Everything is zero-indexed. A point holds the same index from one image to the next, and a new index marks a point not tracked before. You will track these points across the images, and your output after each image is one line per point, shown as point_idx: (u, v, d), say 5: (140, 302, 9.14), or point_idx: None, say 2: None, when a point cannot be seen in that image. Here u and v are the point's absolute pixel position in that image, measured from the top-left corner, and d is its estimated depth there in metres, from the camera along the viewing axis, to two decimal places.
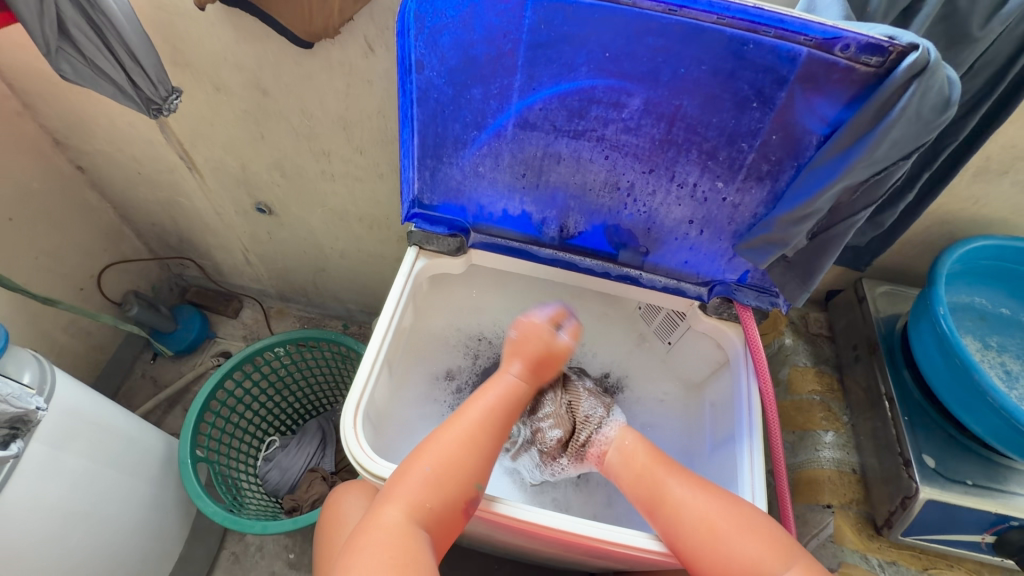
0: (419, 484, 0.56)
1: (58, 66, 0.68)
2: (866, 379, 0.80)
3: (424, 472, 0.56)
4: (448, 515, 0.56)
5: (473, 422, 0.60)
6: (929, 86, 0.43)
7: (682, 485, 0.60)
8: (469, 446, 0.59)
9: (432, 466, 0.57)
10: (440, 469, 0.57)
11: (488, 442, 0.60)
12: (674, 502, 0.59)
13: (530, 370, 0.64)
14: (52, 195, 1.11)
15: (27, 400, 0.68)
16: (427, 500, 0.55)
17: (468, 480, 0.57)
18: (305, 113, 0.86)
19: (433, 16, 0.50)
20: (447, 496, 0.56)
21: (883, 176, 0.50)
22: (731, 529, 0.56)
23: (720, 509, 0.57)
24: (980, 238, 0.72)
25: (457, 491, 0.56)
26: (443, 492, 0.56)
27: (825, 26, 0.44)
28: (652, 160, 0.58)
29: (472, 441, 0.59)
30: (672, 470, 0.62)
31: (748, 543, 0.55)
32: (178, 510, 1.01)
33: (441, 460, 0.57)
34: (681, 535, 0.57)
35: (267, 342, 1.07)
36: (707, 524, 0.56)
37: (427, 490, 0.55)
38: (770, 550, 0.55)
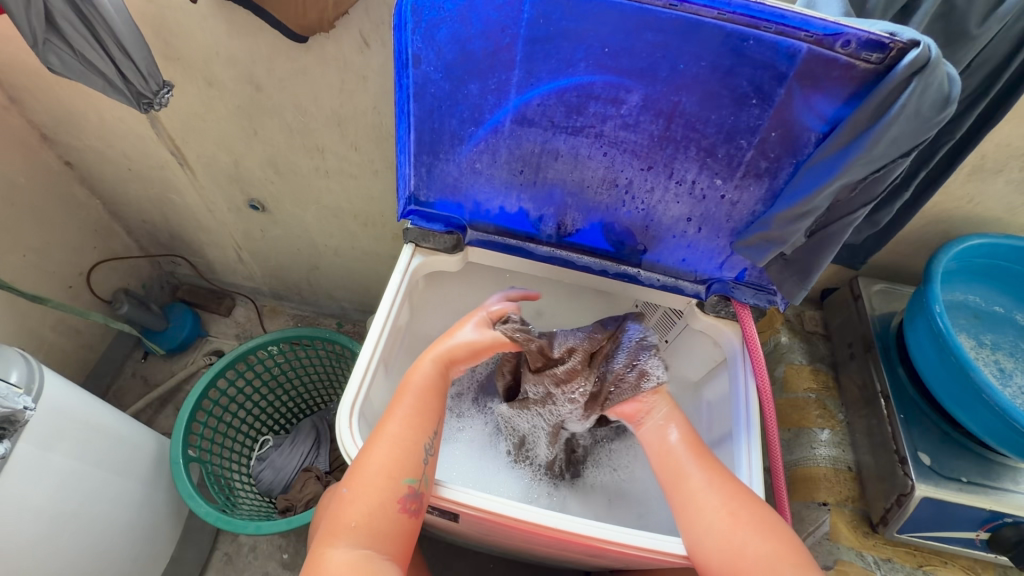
0: (344, 508, 0.54)
1: (46, 58, 0.66)
2: (862, 377, 0.80)
3: (344, 495, 0.54)
4: (381, 522, 0.53)
5: (398, 420, 0.58)
6: (929, 83, 0.43)
7: (706, 473, 0.58)
8: (393, 445, 0.56)
9: (348, 486, 0.55)
10: (355, 487, 0.55)
11: (412, 434, 0.58)
12: (693, 484, 0.58)
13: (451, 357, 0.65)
14: (40, 191, 1.09)
15: (15, 399, 0.67)
16: (356, 519, 0.53)
17: (395, 480, 0.55)
18: (299, 108, 0.85)
19: (430, 9, 0.50)
20: (381, 505, 0.54)
21: (883, 174, 0.49)
22: (748, 521, 0.54)
23: (741, 501, 0.55)
24: (975, 237, 0.72)
25: (387, 492, 0.54)
26: (372, 505, 0.54)
27: (826, 22, 0.43)
28: (650, 157, 0.58)
29: (396, 441, 0.57)
30: (701, 460, 0.60)
31: (760, 539, 0.53)
32: (169, 510, 1.00)
33: (364, 475, 0.55)
34: (698, 521, 0.55)
35: (261, 340, 1.06)
36: (727, 512, 0.55)
37: (355, 508, 0.54)
38: (781, 551, 0.52)
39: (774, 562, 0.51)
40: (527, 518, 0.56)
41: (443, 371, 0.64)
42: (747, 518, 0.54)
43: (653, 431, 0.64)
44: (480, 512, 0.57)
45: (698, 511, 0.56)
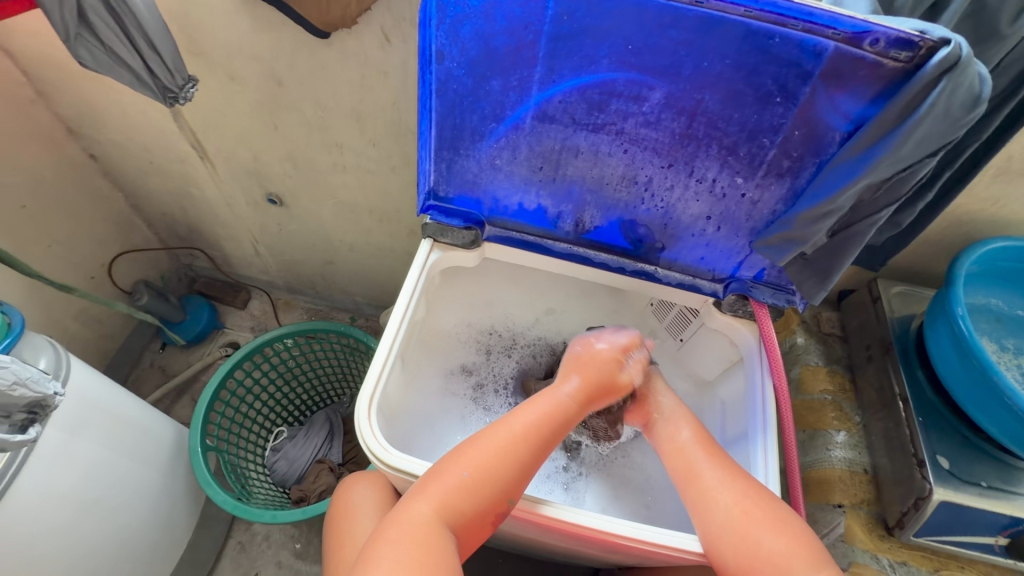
0: (454, 489, 0.55)
1: (76, 52, 0.67)
2: (879, 379, 0.80)
3: (461, 478, 0.55)
4: (475, 520, 0.55)
5: (523, 437, 0.59)
6: (959, 82, 0.43)
7: (718, 469, 0.60)
8: (523, 458, 0.58)
9: (471, 471, 0.56)
10: (478, 478, 0.56)
11: (531, 457, 0.59)
12: (706, 483, 0.59)
13: (587, 396, 0.64)
14: (64, 183, 1.12)
15: (45, 385, 0.67)
16: (462, 505, 0.55)
17: (503, 494, 0.56)
18: (319, 104, 0.86)
19: (455, 5, 0.50)
20: (482, 509, 0.55)
21: (908, 174, 0.49)
22: (761, 517, 0.55)
23: (755, 499, 0.56)
24: (999, 239, 0.71)
25: (489, 502, 0.56)
26: (476, 504, 0.55)
27: (856, 20, 0.43)
28: (671, 155, 0.58)
29: (521, 458, 0.58)
30: (713, 456, 0.61)
31: (773, 535, 0.54)
32: (186, 498, 1.02)
33: (482, 471, 0.56)
34: (711, 517, 0.57)
35: (278, 333, 1.08)
36: (739, 509, 0.56)
37: (463, 495, 0.55)
38: (796, 547, 0.53)
39: (787, 558, 0.53)
40: (547, 513, 0.57)
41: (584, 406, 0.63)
42: (760, 515, 0.55)
43: (664, 429, 0.66)
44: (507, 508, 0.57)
45: (710, 504, 0.57)
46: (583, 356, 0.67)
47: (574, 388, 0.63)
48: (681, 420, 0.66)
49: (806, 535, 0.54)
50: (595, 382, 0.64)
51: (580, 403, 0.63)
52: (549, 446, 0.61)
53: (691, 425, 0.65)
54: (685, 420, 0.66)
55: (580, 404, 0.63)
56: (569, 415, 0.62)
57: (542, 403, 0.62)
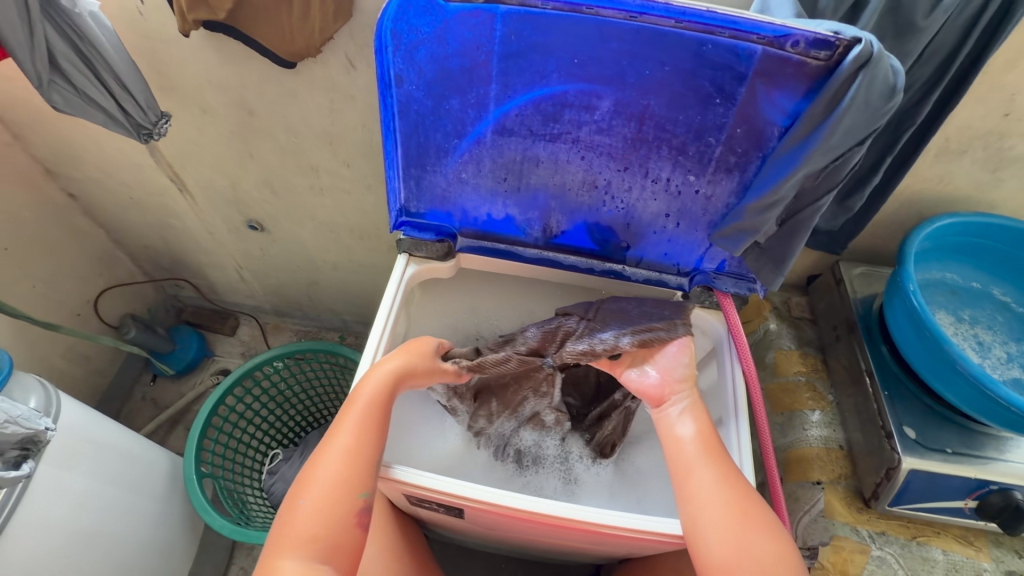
0: (300, 520, 0.54)
1: (50, 98, 0.69)
2: (848, 358, 0.83)
3: (301, 506, 0.55)
4: (343, 536, 0.55)
5: (347, 433, 0.59)
6: (875, 75, 0.46)
7: (716, 470, 0.58)
8: (356, 461, 0.57)
9: (306, 498, 0.56)
10: (313, 502, 0.55)
11: (368, 445, 0.59)
12: (704, 482, 0.57)
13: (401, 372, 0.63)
14: (44, 223, 1.12)
15: (37, 421, 0.69)
16: (319, 530, 0.54)
17: (351, 495, 0.56)
18: (291, 129, 0.89)
19: (408, 32, 0.53)
20: (336, 519, 0.55)
21: (841, 162, 0.52)
22: (756, 520, 0.55)
23: (750, 499, 0.57)
24: (946, 216, 0.75)
25: (343, 507, 0.55)
26: (328, 518, 0.55)
27: (776, 25, 0.47)
28: (625, 158, 0.61)
29: (353, 454, 0.58)
30: (713, 458, 0.59)
31: (765, 541, 0.54)
32: (184, 526, 1.02)
33: (318, 489, 0.56)
34: (707, 517, 0.56)
35: (265, 356, 1.09)
36: (736, 508, 0.56)
37: (311, 521, 0.54)
38: (786, 552, 0.54)
39: (776, 562, 0.53)
40: (529, 509, 0.59)
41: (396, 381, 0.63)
42: (753, 515, 0.55)
43: (667, 421, 0.63)
44: (492, 507, 0.59)
45: (705, 507, 0.56)
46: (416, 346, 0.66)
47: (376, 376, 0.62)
48: (687, 414, 0.62)
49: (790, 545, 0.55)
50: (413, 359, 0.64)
51: (393, 377, 0.62)
52: (389, 413, 0.62)
53: (696, 422, 0.61)
54: (689, 415, 0.62)
55: (394, 377, 0.62)
56: (382, 398, 0.62)
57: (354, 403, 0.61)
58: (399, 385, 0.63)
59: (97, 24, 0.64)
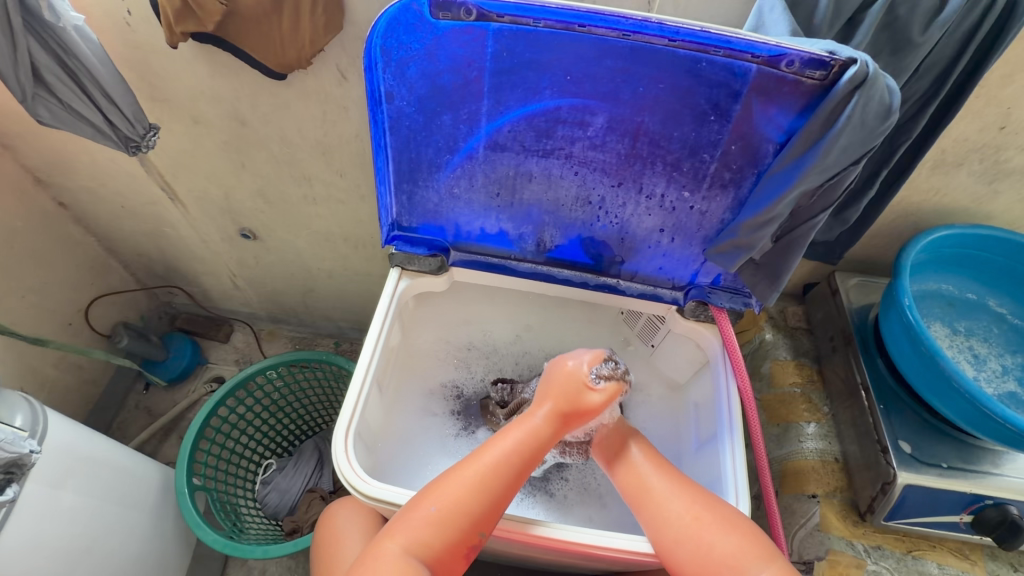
0: (423, 526, 0.55)
1: (36, 111, 0.68)
2: (844, 369, 0.82)
3: (431, 512, 0.55)
4: (445, 560, 0.55)
5: (497, 453, 0.59)
6: (870, 96, 0.46)
7: (669, 483, 0.60)
8: (485, 492, 0.57)
9: (438, 506, 0.56)
10: (445, 513, 0.55)
11: (504, 486, 0.58)
12: (660, 497, 0.59)
13: (561, 415, 0.61)
14: (35, 233, 1.11)
15: (21, 444, 0.67)
16: (433, 542, 0.54)
17: (474, 526, 0.56)
18: (284, 140, 0.88)
19: (399, 49, 0.52)
20: (451, 540, 0.55)
21: (837, 181, 0.51)
22: (711, 519, 0.56)
23: (705, 504, 0.57)
24: (943, 228, 0.75)
25: (462, 535, 0.55)
26: (452, 539, 0.55)
27: (770, 45, 0.46)
28: (620, 174, 0.60)
29: (489, 488, 0.57)
30: (664, 472, 0.61)
31: (726, 536, 0.55)
32: (177, 539, 1.01)
33: (453, 506, 0.56)
34: (666, 530, 0.57)
35: (260, 366, 1.08)
36: (692, 516, 0.57)
37: (429, 530, 0.55)
38: (748, 546, 0.54)
39: (738, 557, 0.54)
40: (525, 530, 0.58)
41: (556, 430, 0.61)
42: (711, 519, 0.56)
43: (613, 449, 0.64)
44: (487, 528, 0.59)
45: (665, 522, 0.57)
46: (556, 382, 0.62)
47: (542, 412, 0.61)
48: (632, 438, 0.65)
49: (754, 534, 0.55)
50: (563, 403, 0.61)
51: (557, 420, 0.61)
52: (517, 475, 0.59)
53: (642, 445, 0.64)
54: (635, 441, 0.64)
55: (553, 427, 0.61)
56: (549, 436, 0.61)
57: (514, 433, 0.61)
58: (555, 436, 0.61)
59: (83, 37, 0.63)
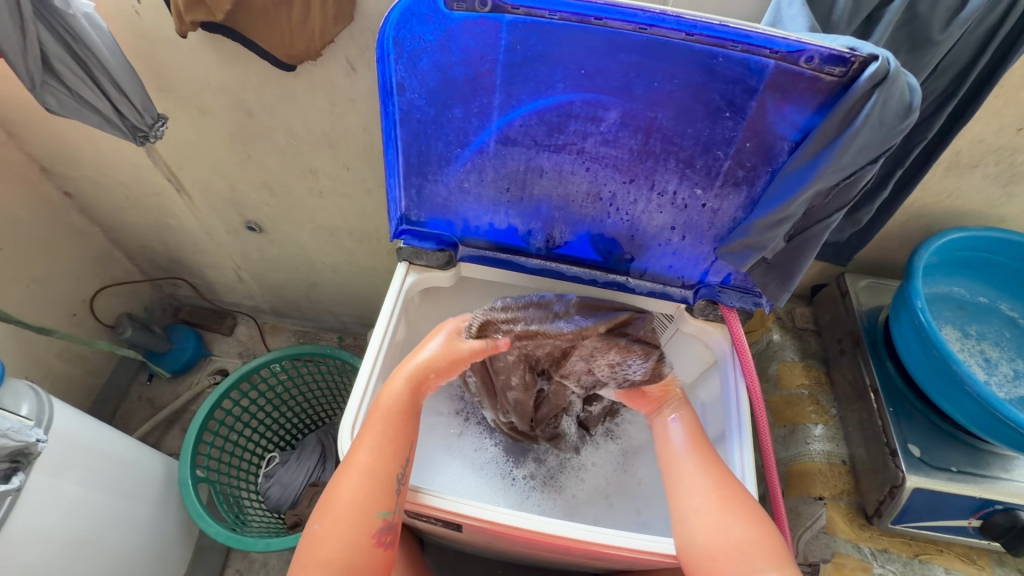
0: (312, 545, 0.53)
1: (44, 99, 0.68)
2: (852, 372, 0.82)
3: (317, 530, 0.54)
4: (357, 559, 0.53)
5: (367, 450, 0.57)
6: (891, 93, 0.45)
7: (702, 460, 0.60)
8: (366, 484, 0.55)
9: (320, 522, 0.54)
10: (327, 526, 0.54)
11: (386, 463, 0.57)
12: (689, 473, 0.59)
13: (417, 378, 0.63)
14: (40, 223, 1.11)
15: (27, 433, 0.68)
16: (332, 555, 0.52)
17: (370, 515, 0.55)
18: (291, 132, 0.87)
19: (411, 40, 0.52)
20: (350, 541, 0.53)
21: (853, 180, 0.51)
22: (735, 503, 0.56)
23: (736, 490, 0.57)
24: (955, 231, 0.74)
25: (359, 530, 0.54)
26: (348, 541, 0.53)
27: (789, 40, 0.45)
28: (631, 171, 0.60)
29: (372, 473, 0.56)
30: (699, 449, 0.61)
31: (743, 524, 0.54)
32: (179, 530, 1.01)
33: (340, 509, 0.54)
34: (687, 503, 0.58)
35: (264, 359, 1.08)
36: (716, 496, 0.57)
37: (326, 545, 0.53)
38: (766, 540, 0.53)
39: (755, 547, 0.53)
40: (531, 528, 0.58)
41: (415, 388, 0.62)
42: (736, 505, 0.56)
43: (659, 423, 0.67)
44: (493, 525, 0.58)
45: (689, 494, 0.58)
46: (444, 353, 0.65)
47: (400, 378, 0.62)
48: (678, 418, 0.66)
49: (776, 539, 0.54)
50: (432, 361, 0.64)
51: (421, 376, 0.63)
52: (405, 438, 0.60)
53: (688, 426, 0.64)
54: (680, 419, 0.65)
55: (409, 389, 0.62)
56: (409, 396, 0.62)
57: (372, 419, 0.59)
58: (416, 398, 0.63)
59: (93, 25, 0.63)
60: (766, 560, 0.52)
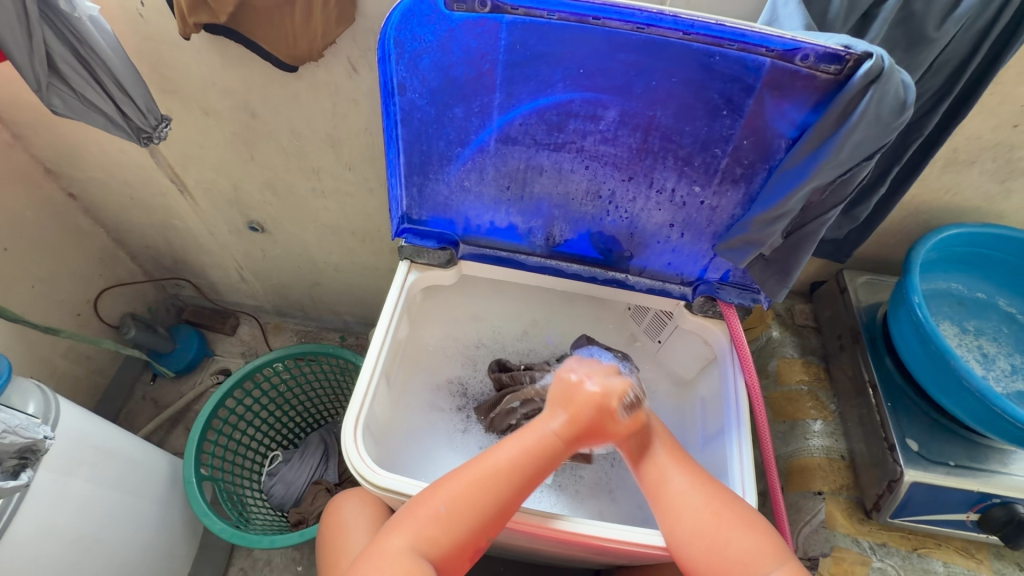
0: (431, 523, 0.54)
1: (50, 101, 0.69)
2: (851, 367, 0.82)
3: (439, 513, 0.55)
4: (453, 556, 0.55)
5: (506, 473, 0.57)
6: (885, 91, 0.46)
7: (687, 476, 0.60)
8: (492, 497, 0.56)
9: (448, 505, 0.55)
10: (454, 513, 0.55)
11: (515, 498, 0.57)
12: (676, 491, 0.58)
13: (576, 432, 0.60)
14: (44, 223, 1.12)
15: (35, 430, 0.68)
16: (439, 541, 0.54)
17: (482, 530, 0.56)
18: (293, 132, 0.88)
19: (412, 41, 0.52)
20: (459, 540, 0.55)
21: (849, 176, 0.51)
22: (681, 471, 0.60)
23: (723, 501, 0.57)
24: (953, 226, 0.74)
25: (470, 536, 0.55)
26: (458, 544, 0.55)
27: (785, 38, 0.46)
28: (630, 169, 0.60)
29: (502, 496, 0.56)
30: (683, 464, 0.61)
31: (743, 534, 0.54)
32: (184, 528, 1.02)
33: (461, 509, 0.55)
34: (681, 525, 0.57)
35: (267, 358, 1.09)
36: (711, 511, 0.56)
37: (439, 528, 0.54)
38: (765, 544, 0.54)
39: (756, 556, 0.53)
40: (532, 521, 0.59)
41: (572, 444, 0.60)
42: (729, 515, 0.56)
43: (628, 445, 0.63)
44: (496, 520, 0.59)
45: (681, 515, 0.57)
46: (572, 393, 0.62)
47: (560, 424, 0.60)
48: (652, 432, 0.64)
49: (776, 540, 0.54)
50: (581, 421, 0.60)
51: (572, 440, 0.60)
52: (539, 480, 0.59)
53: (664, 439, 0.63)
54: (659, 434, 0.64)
55: (566, 439, 0.60)
56: (555, 449, 0.60)
57: (525, 435, 0.60)
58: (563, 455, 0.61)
59: (98, 27, 0.64)
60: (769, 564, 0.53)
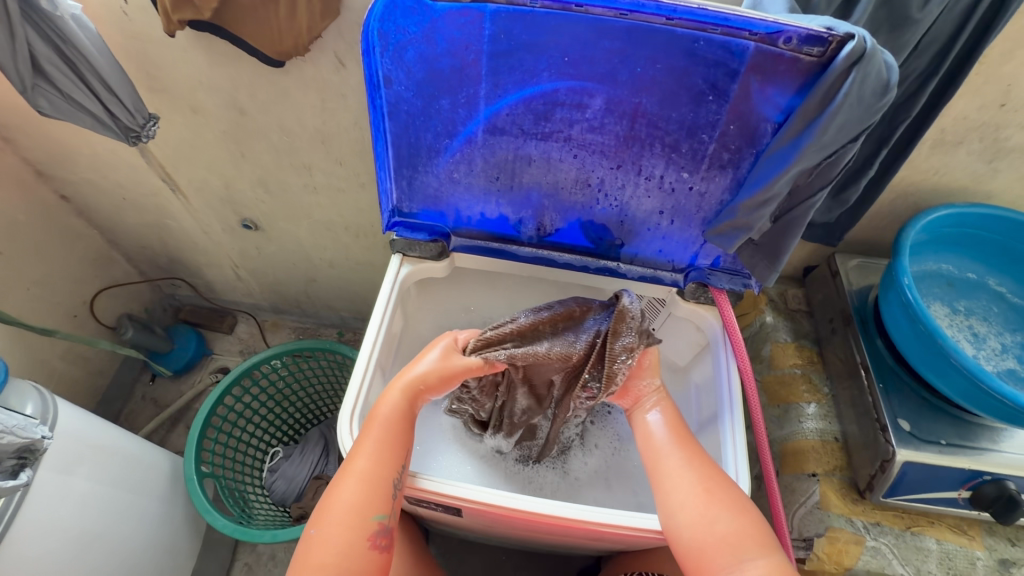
0: (313, 547, 0.53)
1: (36, 102, 0.69)
2: (844, 350, 0.83)
3: (315, 534, 0.54)
4: (352, 562, 0.53)
5: (364, 454, 0.58)
6: (868, 72, 0.46)
7: (683, 455, 0.60)
8: (357, 488, 0.56)
9: (316, 526, 0.54)
10: (325, 529, 0.54)
11: (381, 469, 0.57)
12: (670, 469, 0.59)
13: (414, 390, 0.62)
14: (37, 226, 1.12)
15: (33, 430, 0.69)
16: (330, 559, 0.52)
17: (365, 519, 0.55)
18: (283, 129, 0.88)
19: (396, 32, 0.52)
20: (347, 545, 0.53)
21: (835, 158, 0.51)
22: (720, 498, 0.56)
23: (714, 481, 0.57)
24: (942, 208, 0.74)
25: (357, 532, 0.54)
26: (343, 545, 0.53)
27: (768, 22, 0.46)
28: (618, 156, 0.60)
29: (364, 477, 0.56)
30: (682, 444, 0.61)
31: (728, 516, 0.54)
32: (187, 525, 1.03)
33: (332, 515, 0.54)
34: (676, 511, 0.57)
35: (263, 356, 1.09)
36: (701, 490, 0.56)
37: (322, 546, 0.53)
38: (748, 528, 0.53)
39: (739, 537, 0.53)
40: (528, 509, 0.59)
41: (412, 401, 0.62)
42: (720, 495, 0.56)
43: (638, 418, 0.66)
44: (491, 508, 0.60)
45: (674, 498, 0.57)
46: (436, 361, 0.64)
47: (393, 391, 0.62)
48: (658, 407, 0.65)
49: (758, 522, 0.54)
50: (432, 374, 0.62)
51: (409, 394, 0.62)
52: (401, 442, 0.60)
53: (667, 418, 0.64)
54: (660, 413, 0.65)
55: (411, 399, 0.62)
56: (406, 409, 0.61)
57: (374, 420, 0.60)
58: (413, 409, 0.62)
59: (81, 27, 0.64)
60: (752, 549, 0.52)
